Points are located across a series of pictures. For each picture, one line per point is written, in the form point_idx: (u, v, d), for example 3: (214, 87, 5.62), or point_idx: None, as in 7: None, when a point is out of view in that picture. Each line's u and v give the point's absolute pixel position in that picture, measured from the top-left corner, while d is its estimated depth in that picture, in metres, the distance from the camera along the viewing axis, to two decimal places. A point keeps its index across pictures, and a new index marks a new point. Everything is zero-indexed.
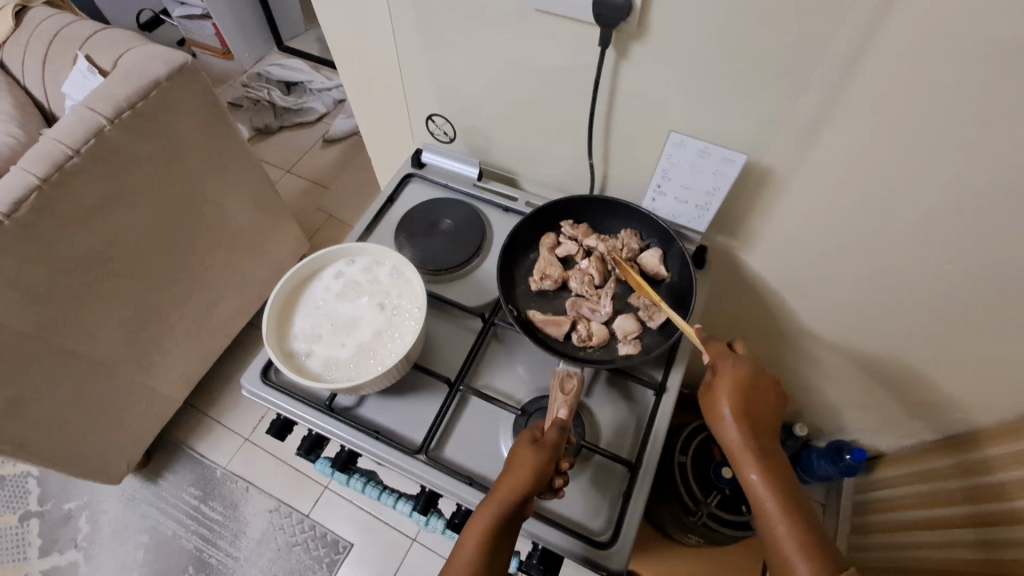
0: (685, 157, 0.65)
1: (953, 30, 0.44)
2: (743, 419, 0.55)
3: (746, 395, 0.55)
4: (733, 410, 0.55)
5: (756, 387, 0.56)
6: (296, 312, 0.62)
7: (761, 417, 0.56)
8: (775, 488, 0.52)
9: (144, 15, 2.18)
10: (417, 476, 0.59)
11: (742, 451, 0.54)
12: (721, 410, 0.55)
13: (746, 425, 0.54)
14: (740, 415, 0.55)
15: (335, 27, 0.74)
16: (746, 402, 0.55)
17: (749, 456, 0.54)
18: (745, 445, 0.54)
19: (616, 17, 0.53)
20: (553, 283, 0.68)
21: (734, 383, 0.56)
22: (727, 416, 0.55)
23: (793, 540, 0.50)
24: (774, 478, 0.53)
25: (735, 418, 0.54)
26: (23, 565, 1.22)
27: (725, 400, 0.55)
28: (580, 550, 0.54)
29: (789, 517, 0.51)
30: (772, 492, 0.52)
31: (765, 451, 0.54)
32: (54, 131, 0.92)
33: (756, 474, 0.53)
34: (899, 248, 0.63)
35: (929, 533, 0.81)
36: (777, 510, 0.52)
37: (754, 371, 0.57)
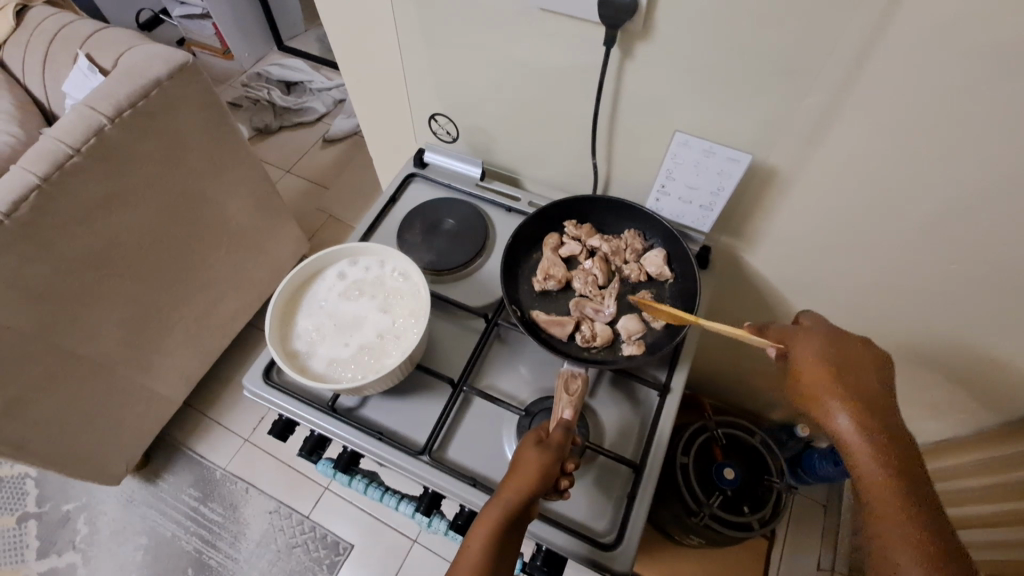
0: (690, 156, 0.64)
1: (962, 30, 0.44)
2: (841, 392, 0.52)
3: (841, 369, 0.53)
4: (829, 385, 0.52)
5: (854, 361, 0.54)
6: (299, 312, 0.62)
7: (864, 390, 0.52)
8: (883, 464, 0.49)
9: (143, 15, 2.18)
10: (420, 477, 0.58)
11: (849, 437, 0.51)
12: (820, 394, 0.53)
13: (846, 397, 0.52)
14: (837, 387, 0.52)
15: (339, 26, 0.74)
16: (847, 384, 0.52)
17: (852, 430, 0.51)
18: (846, 418, 0.51)
19: (622, 17, 0.53)
20: (557, 283, 0.68)
21: (822, 357, 0.54)
22: (826, 398, 0.52)
23: (899, 519, 0.46)
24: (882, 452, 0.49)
25: (836, 401, 0.51)
26: (21, 567, 1.21)
27: (823, 384, 0.53)
28: (584, 551, 0.54)
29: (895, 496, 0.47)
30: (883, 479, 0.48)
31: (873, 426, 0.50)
32: (55, 129, 0.91)
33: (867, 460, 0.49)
34: (904, 248, 0.63)
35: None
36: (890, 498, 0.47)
37: (848, 344, 0.54)
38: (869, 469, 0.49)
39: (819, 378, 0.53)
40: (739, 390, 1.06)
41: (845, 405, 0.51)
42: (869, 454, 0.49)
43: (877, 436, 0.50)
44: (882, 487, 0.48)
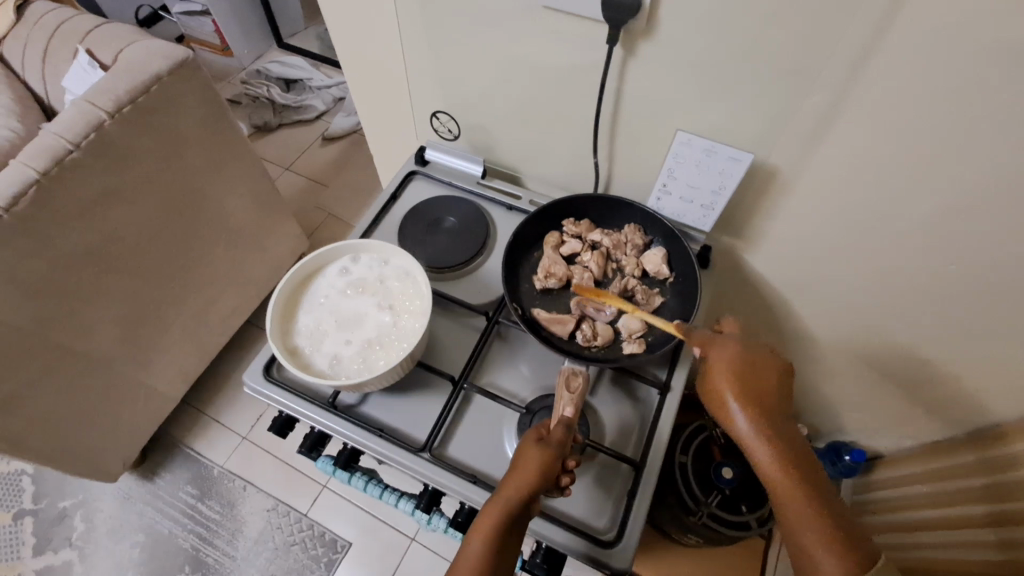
0: (692, 155, 0.64)
1: (963, 31, 0.44)
2: (747, 401, 0.54)
3: (747, 379, 0.55)
4: (734, 390, 0.54)
5: (758, 371, 0.55)
6: (300, 308, 0.62)
7: (765, 399, 0.54)
8: (791, 472, 0.51)
9: (142, 11, 2.17)
10: (420, 474, 0.58)
11: (750, 437, 0.53)
12: (725, 398, 0.55)
13: (749, 403, 0.54)
14: (741, 397, 0.54)
15: (341, 23, 0.74)
16: (746, 387, 0.54)
17: (758, 438, 0.53)
18: (751, 428, 0.53)
19: (626, 16, 0.53)
20: (558, 281, 0.68)
21: (731, 361, 0.56)
22: (733, 404, 0.54)
23: (812, 525, 0.48)
24: (786, 459, 0.51)
25: (741, 405, 0.54)
26: (16, 565, 1.21)
27: (727, 389, 0.55)
28: (584, 549, 0.54)
29: (806, 503, 0.49)
30: (785, 477, 0.50)
31: (774, 433, 0.52)
32: (54, 124, 0.91)
33: (767, 458, 0.52)
34: (903, 250, 0.63)
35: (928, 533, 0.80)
36: (794, 495, 0.50)
37: (752, 351, 0.56)
38: (779, 478, 0.51)
39: (723, 388, 0.55)
40: None
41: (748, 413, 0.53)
42: (775, 462, 0.51)
43: (781, 444, 0.52)
44: (790, 494, 0.50)
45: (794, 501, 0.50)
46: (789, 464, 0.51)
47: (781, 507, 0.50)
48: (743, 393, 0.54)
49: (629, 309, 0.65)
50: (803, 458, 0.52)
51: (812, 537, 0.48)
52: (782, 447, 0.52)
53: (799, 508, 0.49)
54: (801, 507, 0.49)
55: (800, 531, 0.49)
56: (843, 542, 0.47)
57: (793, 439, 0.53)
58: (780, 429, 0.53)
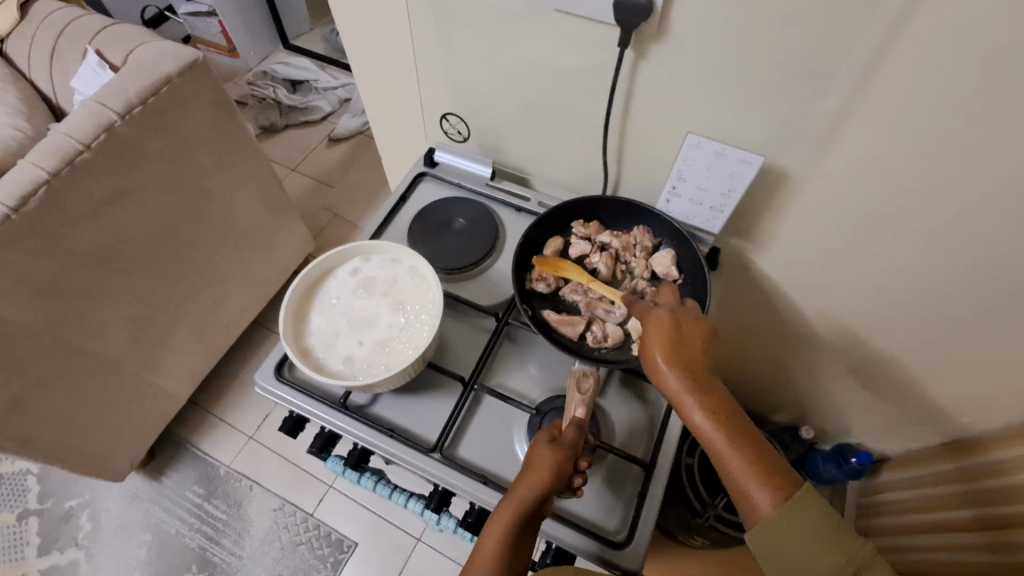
0: (702, 157, 0.64)
1: (977, 35, 0.44)
2: (676, 361, 0.53)
3: (675, 337, 0.54)
4: (664, 352, 0.53)
5: (687, 331, 0.55)
6: (312, 309, 0.62)
7: (695, 357, 0.53)
8: (725, 426, 0.50)
9: (149, 12, 2.17)
10: (431, 474, 0.58)
11: (682, 396, 0.52)
12: (657, 361, 0.53)
13: (679, 362, 0.53)
14: (672, 360, 0.53)
15: (353, 25, 0.74)
16: (674, 346, 0.53)
17: (689, 396, 0.51)
18: (683, 387, 0.52)
19: (637, 18, 0.53)
20: (547, 286, 0.67)
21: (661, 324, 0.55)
22: (663, 366, 0.53)
23: (750, 475, 0.48)
24: (719, 414, 0.50)
25: (670, 365, 0.52)
26: (21, 564, 1.21)
27: (658, 351, 0.53)
28: (595, 549, 0.54)
29: (741, 453, 0.49)
30: (717, 429, 0.50)
31: (704, 389, 0.52)
32: (64, 124, 0.91)
33: (699, 415, 0.51)
34: (911, 254, 0.64)
35: (921, 536, 0.82)
36: (727, 445, 0.49)
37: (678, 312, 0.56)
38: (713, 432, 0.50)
39: (654, 352, 0.53)
40: (746, 394, 1.06)
41: (678, 373, 0.52)
42: (709, 419, 0.50)
43: (712, 399, 0.51)
44: (725, 445, 0.49)
45: (730, 454, 0.49)
46: (722, 418, 0.51)
47: (721, 464, 0.50)
48: (673, 354, 0.53)
49: (585, 279, 0.68)
50: (732, 408, 0.52)
51: (750, 486, 0.48)
52: (711, 400, 0.51)
53: (736, 460, 0.49)
54: (739, 461, 0.48)
55: (737, 480, 0.49)
56: (778, 483, 0.47)
57: (721, 391, 0.52)
58: (708, 384, 0.52)
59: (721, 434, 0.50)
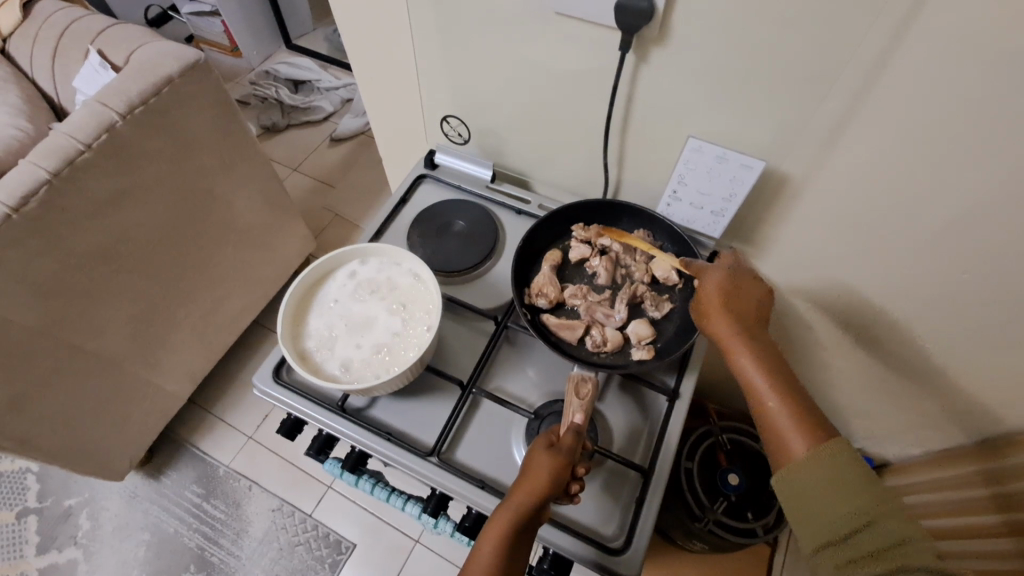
0: (703, 162, 0.64)
1: (978, 42, 0.44)
2: (729, 312, 0.57)
3: (730, 293, 0.58)
4: (719, 302, 0.57)
5: (741, 289, 0.58)
6: (310, 312, 0.62)
7: (750, 313, 0.57)
8: (771, 374, 0.52)
9: (152, 11, 2.18)
10: (429, 478, 0.58)
11: (731, 341, 0.55)
12: (710, 310, 0.57)
13: (731, 313, 0.56)
14: (726, 313, 0.56)
15: (354, 27, 0.74)
16: (729, 300, 0.58)
17: (740, 345, 0.54)
18: (736, 337, 0.55)
19: (638, 22, 0.53)
20: (548, 301, 0.66)
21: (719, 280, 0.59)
22: (717, 315, 0.57)
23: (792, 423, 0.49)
24: (771, 366, 0.53)
25: (724, 314, 0.56)
26: (20, 563, 1.21)
27: (712, 301, 0.58)
28: (593, 556, 0.54)
29: (787, 402, 0.51)
30: (763, 374, 0.52)
31: (756, 342, 0.55)
32: (65, 124, 0.91)
33: (746, 360, 0.53)
34: (910, 260, 0.64)
35: (950, 542, 0.73)
36: (770, 391, 0.51)
37: (739, 273, 0.60)
38: (757, 377, 0.53)
39: (710, 303, 0.58)
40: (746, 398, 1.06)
41: (729, 321, 0.56)
42: (758, 368, 0.53)
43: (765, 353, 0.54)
44: (772, 394, 0.51)
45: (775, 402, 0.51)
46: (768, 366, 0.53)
47: (760, 409, 0.52)
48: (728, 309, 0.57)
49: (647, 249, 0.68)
50: (782, 364, 0.54)
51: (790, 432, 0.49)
52: (760, 351, 0.54)
53: (775, 405, 0.51)
54: (778, 404, 0.50)
55: (773, 426, 0.50)
56: (812, 432, 0.49)
57: (773, 348, 0.55)
58: (761, 338, 0.55)
59: (765, 380, 0.52)
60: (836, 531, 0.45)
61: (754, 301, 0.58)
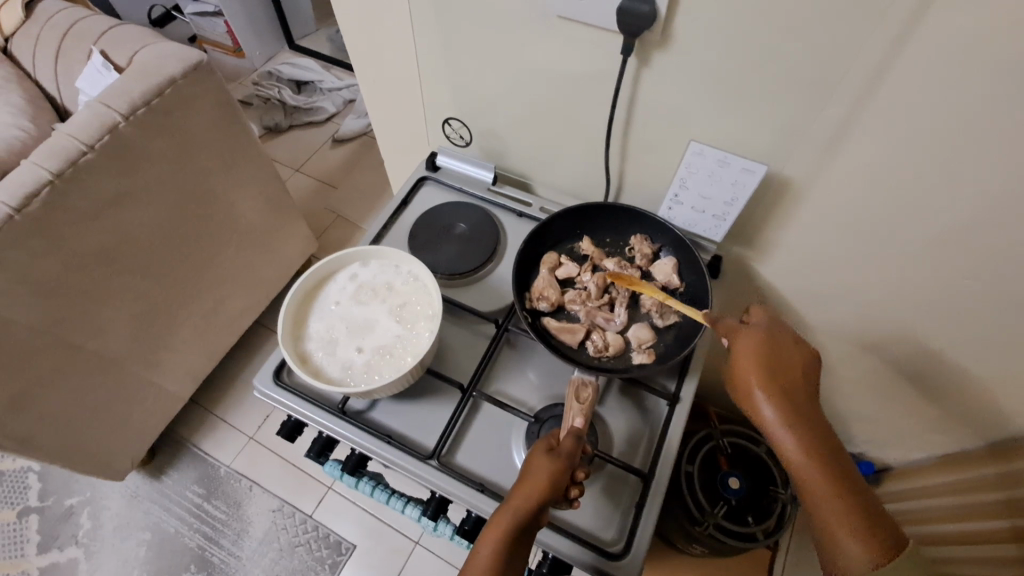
0: (705, 166, 0.64)
1: (980, 49, 0.44)
2: (774, 393, 0.54)
3: (773, 368, 0.55)
4: (761, 381, 0.54)
5: (784, 362, 0.56)
6: (311, 314, 0.62)
7: (795, 390, 0.54)
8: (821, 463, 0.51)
9: (155, 11, 2.18)
10: (428, 481, 0.58)
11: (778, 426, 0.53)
12: (753, 390, 0.55)
13: (775, 393, 0.54)
14: (768, 388, 0.54)
15: (356, 29, 0.74)
16: (772, 376, 0.55)
17: (784, 428, 0.53)
18: (778, 417, 0.53)
19: (640, 26, 0.53)
20: (549, 304, 0.66)
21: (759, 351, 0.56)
22: (761, 397, 0.54)
23: (845, 519, 0.48)
24: (818, 453, 0.51)
25: (768, 395, 0.54)
26: (21, 562, 1.22)
27: (754, 378, 0.55)
28: (591, 560, 0.54)
29: (840, 498, 0.49)
30: (812, 465, 0.51)
31: (802, 423, 0.53)
32: (68, 124, 0.92)
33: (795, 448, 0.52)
34: (912, 265, 0.63)
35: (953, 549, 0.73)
36: (820, 482, 0.50)
37: (779, 340, 0.57)
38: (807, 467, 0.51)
39: (752, 382, 0.55)
40: None
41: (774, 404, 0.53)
42: (803, 453, 0.52)
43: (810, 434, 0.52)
44: (824, 489, 0.50)
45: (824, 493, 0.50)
46: (817, 453, 0.51)
47: (812, 501, 0.50)
48: (770, 383, 0.54)
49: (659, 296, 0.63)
50: (832, 447, 0.52)
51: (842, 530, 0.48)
52: (807, 435, 0.52)
53: (829, 500, 0.49)
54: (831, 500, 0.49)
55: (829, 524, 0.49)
56: (872, 534, 0.47)
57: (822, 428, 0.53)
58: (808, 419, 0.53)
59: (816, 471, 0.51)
60: None
61: (796, 375, 0.55)
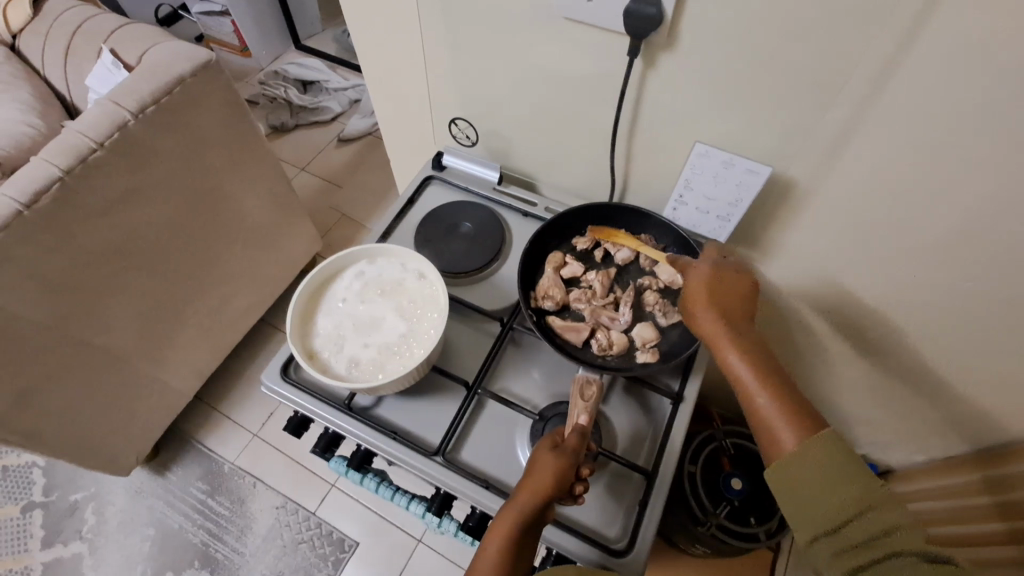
0: (710, 167, 0.64)
1: (984, 52, 0.45)
2: (714, 306, 0.55)
3: (714, 286, 0.57)
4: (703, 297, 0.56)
5: (726, 282, 0.58)
6: (319, 311, 0.63)
7: (734, 306, 0.56)
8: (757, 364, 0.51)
9: (162, 11, 2.20)
10: (433, 477, 0.59)
11: (717, 335, 0.54)
12: (694, 305, 0.56)
13: (715, 307, 0.55)
14: (709, 302, 0.56)
15: (365, 28, 0.75)
16: (712, 292, 0.57)
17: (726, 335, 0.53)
18: (718, 329, 0.54)
19: (646, 28, 0.54)
20: (555, 304, 0.66)
21: (703, 274, 0.58)
22: (701, 309, 0.56)
23: (778, 412, 0.49)
24: (754, 356, 0.52)
25: (707, 308, 0.55)
26: (26, 556, 1.23)
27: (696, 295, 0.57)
28: (597, 557, 0.54)
29: (773, 393, 0.50)
30: (748, 364, 0.51)
31: (738, 330, 0.54)
32: (77, 122, 0.93)
33: (731, 351, 0.52)
34: (918, 268, 0.63)
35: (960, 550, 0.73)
36: (755, 380, 0.51)
37: (723, 266, 0.59)
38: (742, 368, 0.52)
39: (694, 298, 0.57)
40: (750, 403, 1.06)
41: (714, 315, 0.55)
42: (740, 355, 0.52)
43: (750, 340, 0.53)
44: (759, 387, 0.50)
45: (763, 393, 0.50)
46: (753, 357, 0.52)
47: (748, 400, 0.51)
48: (710, 298, 0.56)
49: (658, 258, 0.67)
50: (767, 353, 0.53)
51: (782, 426, 0.48)
52: (744, 341, 0.53)
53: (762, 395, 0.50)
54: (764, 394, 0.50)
55: (764, 418, 0.49)
56: (802, 421, 0.48)
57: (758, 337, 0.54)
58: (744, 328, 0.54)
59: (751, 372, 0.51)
60: (830, 523, 0.44)
61: (737, 294, 0.57)
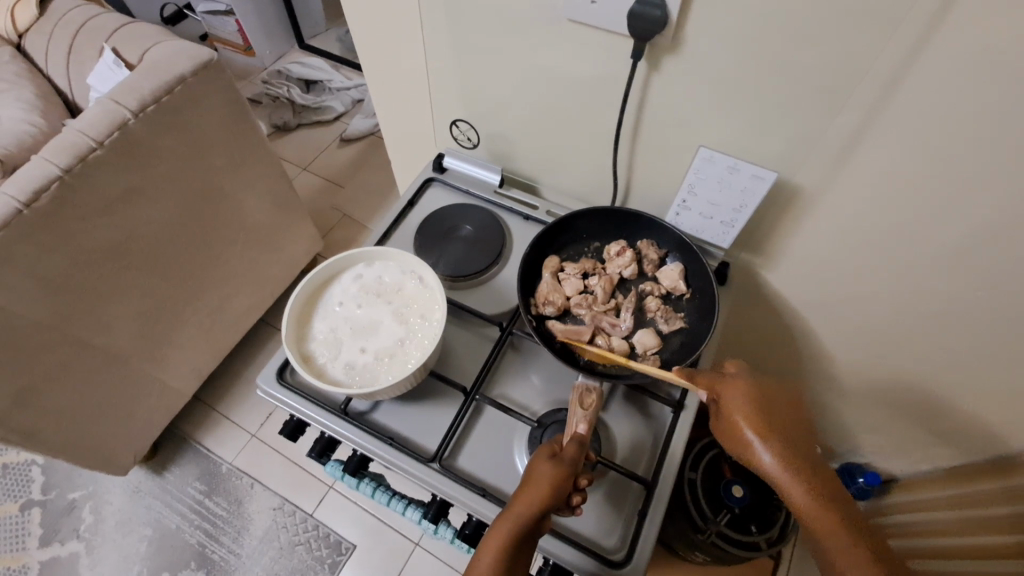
0: (714, 172, 0.63)
1: (996, 57, 0.43)
2: (773, 441, 0.52)
3: (766, 413, 0.54)
4: (757, 430, 0.53)
5: (773, 407, 0.55)
6: (316, 314, 0.62)
7: (789, 437, 0.53)
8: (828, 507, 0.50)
9: (168, 10, 2.20)
10: (430, 484, 0.58)
11: (780, 474, 0.52)
12: (749, 438, 0.53)
13: (774, 443, 0.52)
14: (768, 437, 0.53)
15: (367, 29, 0.74)
16: (765, 423, 0.53)
17: (787, 476, 0.51)
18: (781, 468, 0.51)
19: (651, 30, 0.53)
20: (555, 309, 0.66)
21: (749, 405, 0.54)
22: (760, 446, 0.52)
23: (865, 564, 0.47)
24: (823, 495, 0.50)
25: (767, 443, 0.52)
26: (22, 555, 1.22)
27: (749, 426, 0.53)
28: (594, 568, 0.53)
29: (856, 541, 0.49)
30: (819, 507, 0.50)
31: (803, 467, 0.52)
32: (78, 121, 0.92)
33: (803, 495, 0.51)
34: (925, 276, 0.62)
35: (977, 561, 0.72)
36: (830, 522, 0.49)
37: (764, 389, 0.56)
38: (817, 511, 0.50)
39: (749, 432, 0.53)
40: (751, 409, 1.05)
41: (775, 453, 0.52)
42: (811, 499, 0.50)
43: (805, 468, 0.52)
44: (838, 533, 0.49)
45: (834, 530, 0.49)
46: (823, 500, 0.50)
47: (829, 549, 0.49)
48: (765, 432, 0.53)
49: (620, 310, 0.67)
50: (830, 486, 0.51)
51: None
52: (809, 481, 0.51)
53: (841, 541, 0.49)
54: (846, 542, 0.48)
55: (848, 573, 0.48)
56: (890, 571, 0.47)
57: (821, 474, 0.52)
58: (806, 465, 0.52)
59: (825, 515, 0.50)
60: None
61: (785, 420, 0.54)
